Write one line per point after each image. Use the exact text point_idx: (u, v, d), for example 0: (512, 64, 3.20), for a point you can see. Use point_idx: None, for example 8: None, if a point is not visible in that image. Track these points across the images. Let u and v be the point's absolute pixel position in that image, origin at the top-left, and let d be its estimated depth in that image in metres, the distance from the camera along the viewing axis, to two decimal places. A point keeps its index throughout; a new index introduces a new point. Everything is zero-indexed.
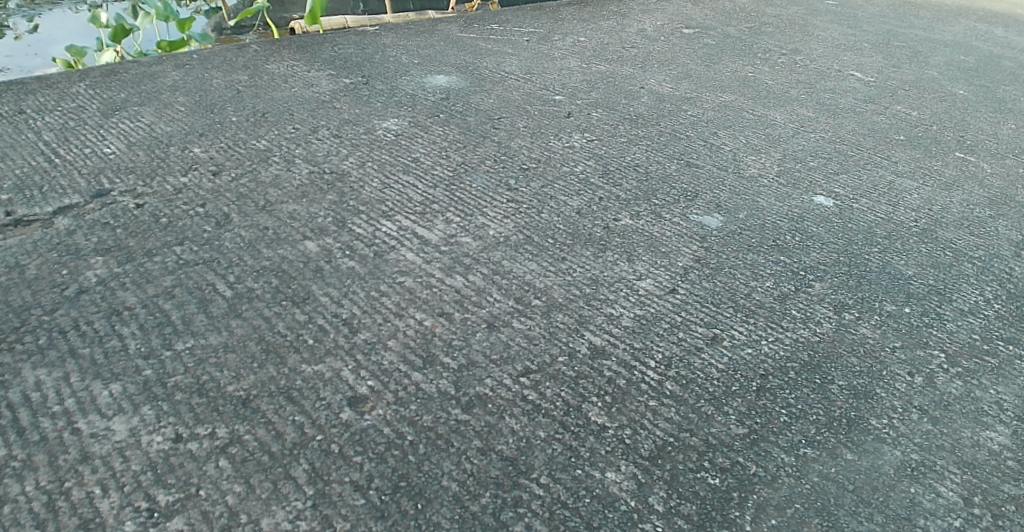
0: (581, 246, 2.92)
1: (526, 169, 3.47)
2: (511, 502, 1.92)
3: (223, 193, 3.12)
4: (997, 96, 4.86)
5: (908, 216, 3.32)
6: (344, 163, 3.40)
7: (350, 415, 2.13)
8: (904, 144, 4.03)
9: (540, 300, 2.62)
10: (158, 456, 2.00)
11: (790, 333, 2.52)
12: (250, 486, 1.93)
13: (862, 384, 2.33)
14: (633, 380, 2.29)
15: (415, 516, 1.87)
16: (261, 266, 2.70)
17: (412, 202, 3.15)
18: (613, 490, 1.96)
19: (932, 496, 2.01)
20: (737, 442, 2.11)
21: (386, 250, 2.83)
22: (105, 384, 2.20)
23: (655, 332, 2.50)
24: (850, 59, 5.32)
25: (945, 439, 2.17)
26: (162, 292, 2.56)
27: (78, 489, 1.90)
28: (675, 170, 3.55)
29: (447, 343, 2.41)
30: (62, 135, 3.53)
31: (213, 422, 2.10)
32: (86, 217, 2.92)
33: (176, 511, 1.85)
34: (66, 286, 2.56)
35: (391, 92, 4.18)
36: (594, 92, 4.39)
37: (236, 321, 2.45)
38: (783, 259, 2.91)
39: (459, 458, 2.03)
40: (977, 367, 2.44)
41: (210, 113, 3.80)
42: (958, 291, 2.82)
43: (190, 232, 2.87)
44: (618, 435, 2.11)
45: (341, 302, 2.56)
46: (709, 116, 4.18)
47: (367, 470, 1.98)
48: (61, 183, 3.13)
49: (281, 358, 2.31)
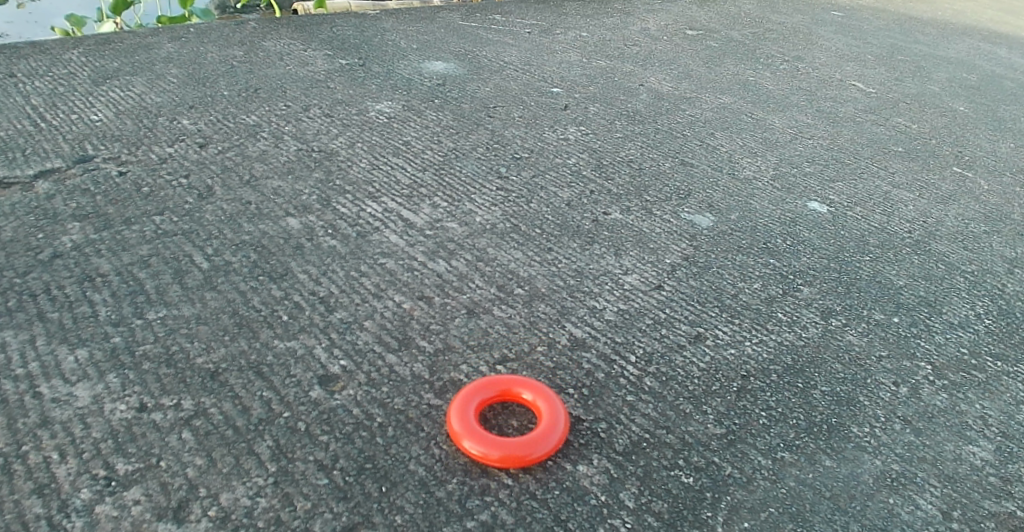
0: (569, 238, 2.87)
1: (518, 158, 3.42)
2: (478, 490, 1.87)
3: (208, 165, 3.06)
4: (997, 115, 4.84)
5: (902, 227, 3.29)
6: (334, 142, 3.35)
7: (319, 394, 2.08)
8: (902, 156, 4.00)
9: (523, 289, 2.58)
10: (119, 424, 1.94)
11: (774, 335, 2.48)
12: (211, 459, 1.88)
13: (844, 391, 2.30)
14: (612, 374, 2.25)
15: (379, 500, 1.82)
16: (241, 240, 2.65)
17: (400, 185, 3.10)
18: (584, 484, 1.92)
19: (910, 508, 1.97)
20: (713, 441, 2.07)
21: (370, 231, 2.78)
22: (71, 349, 2.15)
23: (638, 326, 2.46)
24: (852, 69, 5.29)
25: (927, 452, 2.14)
26: (138, 260, 2.50)
27: (35, 454, 1.85)
28: (669, 167, 3.51)
29: (424, 327, 2.36)
30: (50, 100, 3.46)
31: (179, 393, 2.04)
32: (67, 183, 2.85)
33: (133, 482, 1.81)
34: (40, 250, 2.50)
35: (387, 75, 4.12)
36: (593, 86, 4.34)
37: (211, 293, 2.39)
38: (772, 262, 2.87)
39: (428, 443, 1.98)
40: (963, 381, 2.41)
41: (202, 86, 3.73)
42: (949, 304, 2.79)
43: (171, 202, 2.81)
44: (593, 428, 2.07)
45: (319, 280, 2.51)
46: (707, 117, 4.13)
47: (334, 450, 1.93)
48: (45, 147, 3.06)
49: (254, 332, 2.26)
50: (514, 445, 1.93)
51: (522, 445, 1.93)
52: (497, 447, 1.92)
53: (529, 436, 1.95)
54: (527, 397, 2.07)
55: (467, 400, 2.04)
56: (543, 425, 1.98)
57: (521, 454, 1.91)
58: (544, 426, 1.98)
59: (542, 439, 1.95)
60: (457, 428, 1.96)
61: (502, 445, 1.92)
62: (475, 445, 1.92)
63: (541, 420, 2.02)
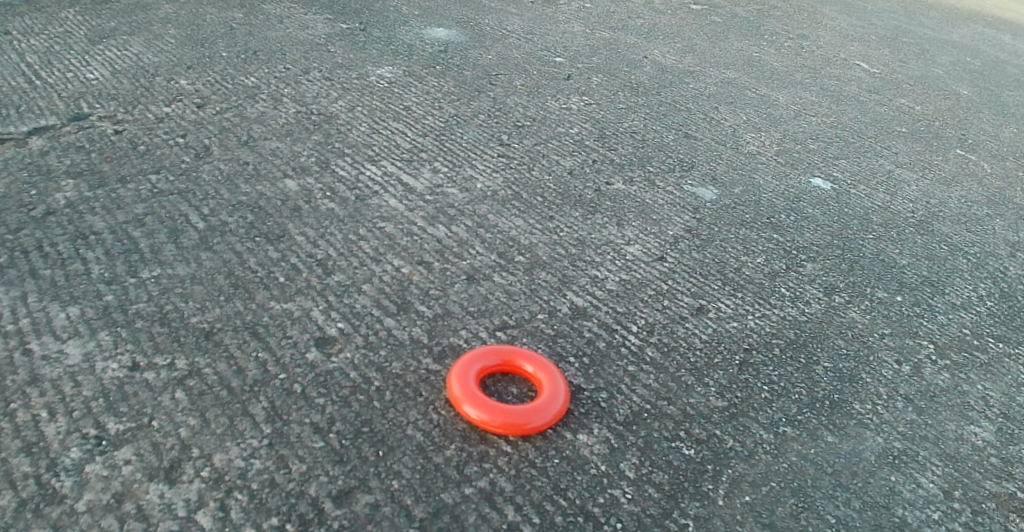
0: (571, 206, 2.83)
1: (520, 126, 3.36)
2: (476, 457, 1.85)
3: (205, 125, 3.00)
4: (1000, 100, 4.79)
5: (906, 207, 3.25)
6: (333, 105, 3.28)
7: (316, 356, 2.05)
8: (906, 136, 3.96)
9: (524, 257, 2.54)
10: (111, 383, 1.91)
11: (777, 310, 2.45)
12: (204, 420, 1.85)
13: (847, 367, 2.28)
14: (613, 344, 2.23)
15: (376, 464, 1.80)
16: (238, 200, 2.60)
17: (399, 149, 3.05)
18: (584, 453, 1.89)
19: (912, 486, 1.96)
20: (715, 414, 2.05)
21: (369, 195, 2.73)
22: (62, 306, 2.10)
23: (640, 297, 2.43)
24: (857, 49, 5.22)
25: (930, 430, 2.12)
26: (132, 219, 2.45)
27: (25, 411, 1.82)
28: (673, 140, 3.45)
29: (423, 292, 2.32)
30: (46, 58, 3.38)
31: (172, 352, 2.01)
32: (62, 140, 2.79)
33: (125, 441, 1.78)
34: (33, 207, 2.44)
35: (388, 40, 4.04)
36: (596, 57, 4.27)
37: (207, 254, 2.35)
38: (775, 237, 2.84)
39: (426, 407, 1.95)
40: (965, 361, 2.39)
41: (200, 46, 3.65)
42: (952, 284, 2.76)
43: (167, 161, 2.76)
44: (594, 398, 2.04)
45: (317, 242, 2.46)
46: (711, 91, 4.07)
47: (330, 413, 1.90)
48: (39, 104, 2.99)
49: (250, 293, 2.22)
50: (515, 414, 1.90)
51: (522, 414, 1.90)
52: (497, 413, 1.89)
53: (530, 406, 1.92)
54: (528, 369, 2.05)
55: (469, 366, 2.01)
56: (544, 395, 1.96)
57: (521, 423, 1.89)
58: (544, 396, 1.96)
59: (543, 409, 1.92)
60: (458, 393, 1.94)
61: (503, 414, 1.89)
62: (476, 410, 1.90)
63: (541, 390, 1.99)
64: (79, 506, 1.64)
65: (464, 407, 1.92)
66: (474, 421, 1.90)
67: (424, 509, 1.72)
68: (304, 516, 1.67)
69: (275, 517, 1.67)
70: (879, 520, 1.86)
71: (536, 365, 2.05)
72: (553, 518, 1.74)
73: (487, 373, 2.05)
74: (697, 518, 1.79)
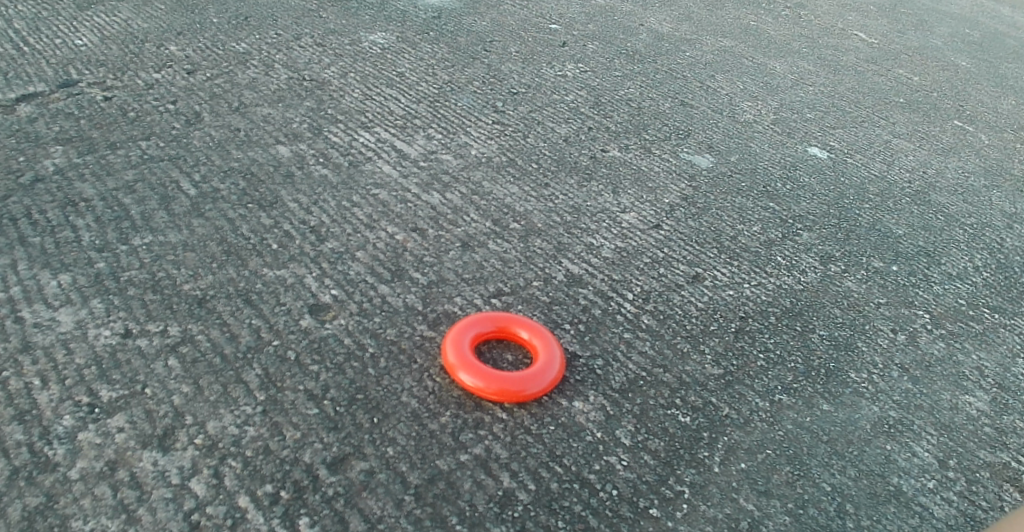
0: (566, 174, 2.81)
1: (515, 93, 3.32)
2: (472, 424, 1.84)
3: (196, 91, 2.96)
4: (999, 72, 4.75)
5: (902, 176, 3.23)
6: (325, 72, 3.23)
7: (310, 323, 2.03)
8: (903, 107, 3.92)
9: (519, 224, 2.52)
10: (103, 350, 1.89)
11: (773, 278, 2.44)
12: (198, 387, 1.84)
13: (842, 335, 2.28)
14: (609, 311, 2.22)
15: (370, 431, 1.79)
16: (229, 167, 2.57)
17: (393, 116, 3.01)
18: (580, 420, 1.89)
19: (907, 455, 1.96)
20: (711, 382, 2.05)
21: (362, 161, 2.70)
22: (54, 274, 2.08)
23: (636, 264, 2.42)
24: (855, 19, 5.17)
25: (925, 400, 2.12)
26: (123, 186, 2.42)
27: (17, 379, 1.80)
28: (669, 108, 3.41)
29: (417, 259, 2.31)
30: (33, 25, 3.30)
31: (164, 320, 1.99)
32: (50, 106, 2.74)
33: (118, 409, 1.77)
34: (21, 174, 2.41)
35: (380, 5, 3.95)
36: (592, 25, 4.20)
37: (198, 220, 2.32)
38: (771, 206, 2.82)
39: (420, 374, 1.94)
40: (960, 331, 2.39)
41: (189, 11, 3.57)
42: (950, 255, 2.75)
43: (157, 127, 2.72)
44: (589, 365, 2.03)
45: (310, 209, 2.44)
46: (708, 59, 4.02)
47: (324, 380, 1.89)
48: (27, 71, 2.94)
49: (243, 260, 2.20)
50: (513, 381, 1.89)
51: (517, 381, 1.89)
52: (492, 381, 1.88)
53: (527, 373, 1.92)
54: (524, 335, 2.04)
55: (464, 333, 2.00)
56: (539, 362, 1.95)
57: (516, 390, 1.88)
58: (540, 363, 1.95)
59: (538, 376, 1.91)
60: (454, 361, 1.92)
61: (500, 381, 1.89)
62: (471, 377, 1.89)
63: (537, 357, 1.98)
64: (72, 473, 1.64)
65: (460, 374, 1.90)
66: (468, 388, 1.89)
67: (419, 476, 1.72)
68: (298, 483, 1.67)
69: (270, 484, 1.66)
70: (874, 488, 1.87)
71: (531, 332, 2.04)
72: (548, 485, 1.74)
73: (482, 339, 2.04)
74: (692, 485, 1.80)
